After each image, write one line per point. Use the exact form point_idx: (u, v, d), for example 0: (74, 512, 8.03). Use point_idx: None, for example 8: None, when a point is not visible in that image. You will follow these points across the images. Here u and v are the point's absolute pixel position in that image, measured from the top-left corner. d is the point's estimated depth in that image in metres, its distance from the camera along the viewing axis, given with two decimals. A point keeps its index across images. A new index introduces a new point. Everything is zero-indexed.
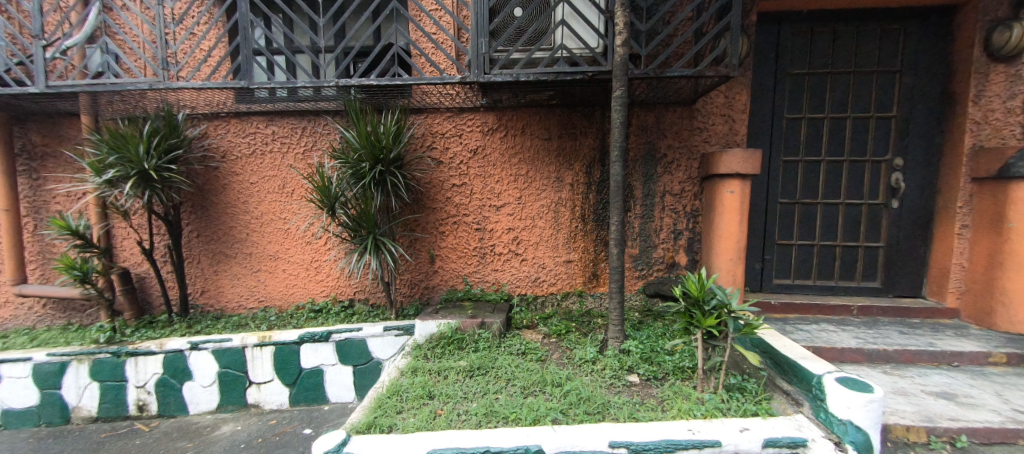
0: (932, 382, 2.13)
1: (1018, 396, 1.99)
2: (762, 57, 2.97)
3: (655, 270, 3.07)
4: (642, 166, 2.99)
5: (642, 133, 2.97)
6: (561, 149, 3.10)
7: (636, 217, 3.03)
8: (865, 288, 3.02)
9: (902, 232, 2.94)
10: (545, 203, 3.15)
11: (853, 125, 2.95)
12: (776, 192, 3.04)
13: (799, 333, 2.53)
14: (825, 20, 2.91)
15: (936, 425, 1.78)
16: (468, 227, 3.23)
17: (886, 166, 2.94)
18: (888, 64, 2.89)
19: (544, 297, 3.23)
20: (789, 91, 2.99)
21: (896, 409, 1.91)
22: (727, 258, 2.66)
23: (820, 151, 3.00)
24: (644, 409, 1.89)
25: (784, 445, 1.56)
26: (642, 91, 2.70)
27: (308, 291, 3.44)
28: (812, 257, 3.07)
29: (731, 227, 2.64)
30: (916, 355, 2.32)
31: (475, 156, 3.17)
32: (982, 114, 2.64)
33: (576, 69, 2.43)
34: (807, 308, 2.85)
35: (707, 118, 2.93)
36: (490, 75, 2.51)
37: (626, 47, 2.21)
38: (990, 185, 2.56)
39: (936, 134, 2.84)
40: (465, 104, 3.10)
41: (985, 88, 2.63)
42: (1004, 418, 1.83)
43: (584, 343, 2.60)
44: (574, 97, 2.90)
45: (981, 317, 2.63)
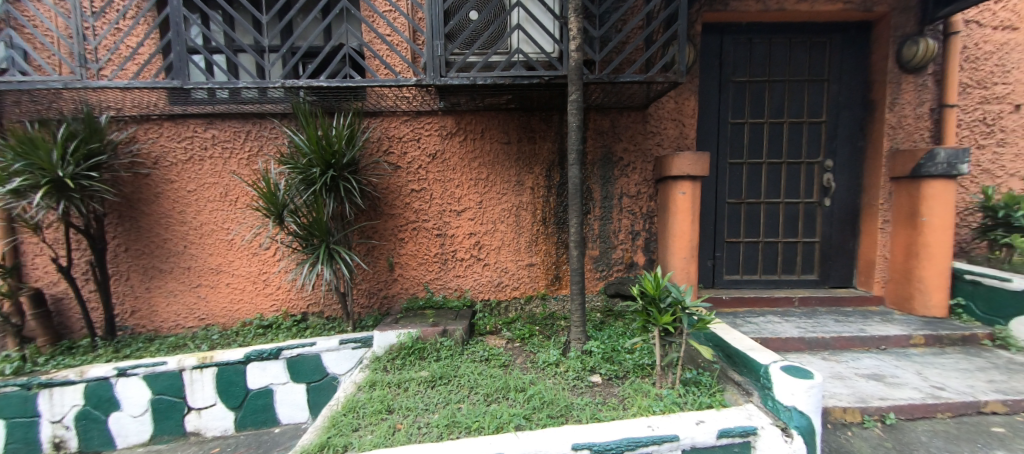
0: (863, 365, 2.31)
1: (935, 374, 2.21)
2: (707, 65, 3.13)
3: (615, 270, 3.13)
4: (599, 169, 3.05)
5: (598, 137, 3.04)
6: (520, 153, 3.11)
7: (595, 219, 3.09)
8: (804, 280, 3.24)
9: (834, 227, 3.19)
10: (505, 207, 3.14)
11: (789, 129, 3.17)
12: (724, 192, 3.20)
13: (747, 326, 2.67)
14: (762, 32, 3.13)
15: (869, 405, 1.94)
16: (428, 233, 3.16)
17: (819, 167, 3.18)
18: (817, 73, 3.14)
19: (507, 301, 3.21)
20: (732, 98, 3.17)
21: (834, 392, 2.05)
22: (681, 257, 2.76)
23: (761, 154, 3.20)
24: (606, 408, 1.91)
25: (737, 434, 1.62)
26: (598, 95, 2.76)
27: (255, 306, 3.22)
28: (758, 253, 3.25)
29: (684, 227, 2.75)
30: (850, 341, 2.50)
31: (435, 161, 3.11)
32: (896, 120, 2.94)
33: (533, 73, 2.44)
34: (754, 302, 3.02)
35: (659, 122, 3.05)
36: (446, 78, 2.46)
37: (580, 53, 2.25)
38: (905, 183, 2.84)
39: (860, 138, 3.12)
40: (422, 107, 3.03)
41: (899, 97, 2.93)
42: (924, 394, 2.01)
43: (547, 346, 2.60)
44: (532, 101, 2.91)
45: (902, 304, 2.89)
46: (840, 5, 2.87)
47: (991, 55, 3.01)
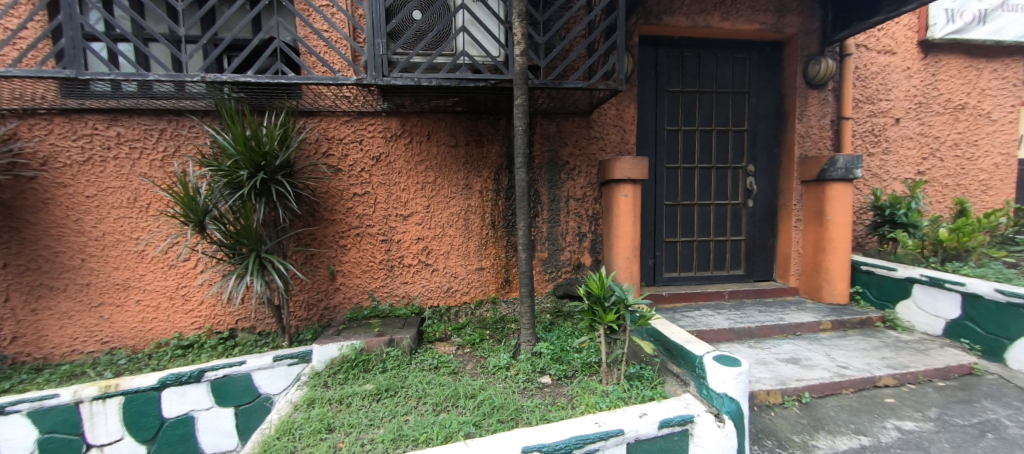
0: (783, 350, 2.56)
1: (839, 354, 2.49)
2: (645, 75, 3.31)
3: (563, 272, 3.20)
4: (546, 173, 3.11)
5: (545, 141, 3.09)
6: (468, 156, 3.08)
7: (543, 221, 3.13)
8: (733, 275, 3.52)
9: (756, 226, 3.51)
10: (454, 211, 3.09)
11: (717, 137, 3.44)
12: (662, 195, 3.40)
13: (685, 320, 2.85)
14: (692, 46, 3.37)
15: (788, 387, 2.14)
16: (373, 239, 3.02)
17: (743, 172, 3.48)
18: (739, 86, 3.44)
19: (457, 307, 3.15)
20: (668, 106, 3.38)
21: (759, 377, 2.24)
22: (625, 257, 2.88)
23: (694, 159, 3.44)
24: (555, 409, 1.93)
25: (676, 424, 1.70)
26: (543, 100, 2.81)
27: (173, 324, 2.88)
28: (693, 251, 3.48)
29: (626, 228, 2.87)
30: (771, 329, 2.76)
31: (379, 163, 2.99)
32: (805, 130, 3.31)
33: (478, 76, 2.42)
34: (691, 297, 3.23)
35: (602, 128, 3.17)
36: (388, 78, 2.37)
37: (525, 58, 2.28)
38: (813, 186, 3.19)
39: (776, 145, 3.46)
40: (364, 108, 2.90)
41: (806, 109, 3.29)
42: (832, 373, 2.26)
43: (498, 350, 2.59)
44: (479, 104, 2.90)
45: (814, 293, 3.24)
46: (756, 25, 3.17)
47: (876, 74, 3.48)
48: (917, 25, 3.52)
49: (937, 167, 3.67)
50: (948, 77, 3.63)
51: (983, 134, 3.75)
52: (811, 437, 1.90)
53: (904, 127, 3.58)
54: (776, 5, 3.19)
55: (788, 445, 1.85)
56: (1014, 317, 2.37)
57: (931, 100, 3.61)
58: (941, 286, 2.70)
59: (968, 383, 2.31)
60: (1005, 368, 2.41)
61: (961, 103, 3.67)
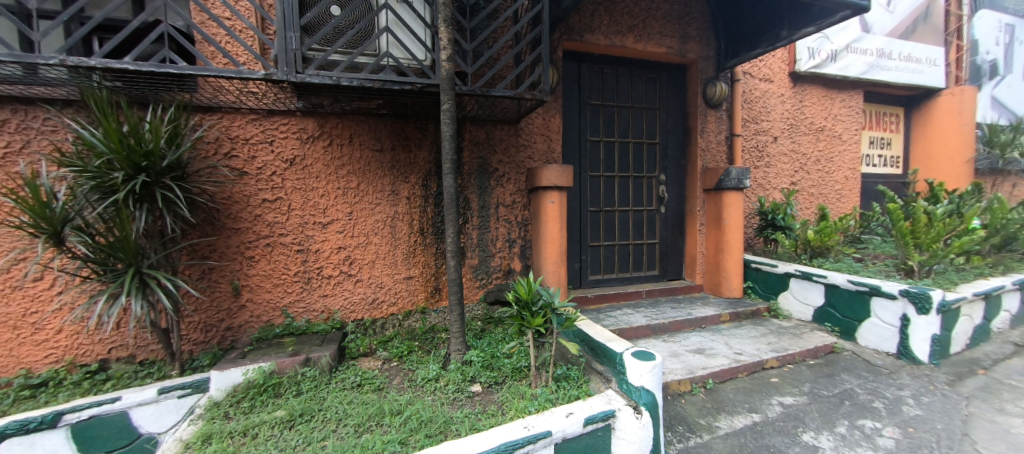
0: (691, 342, 2.82)
1: (736, 342, 2.82)
2: (568, 88, 3.48)
3: (494, 278, 3.21)
4: (476, 179, 3.10)
5: (474, 147, 3.09)
6: (394, 161, 2.96)
7: (473, 228, 3.12)
8: (649, 275, 3.82)
9: (668, 230, 3.85)
10: (379, 218, 2.94)
11: (634, 148, 3.73)
12: (587, 202, 3.58)
13: (608, 319, 3.02)
14: (610, 64, 3.63)
15: (695, 375, 2.37)
16: (286, 249, 2.75)
17: (656, 181, 3.81)
18: (652, 102, 3.77)
19: (383, 319, 2.99)
20: (590, 118, 3.59)
21: (671, 368, 2.45)
22: (552, 261, 2.98)
23: (614, 168, 3.68)
24: (485, 417, 1.91)
25: (599, 420, 1.77)
26: (472, 107, 2.81)
27: (18, 359, 2.34)
28: (614, 254, 3.71)
29: (553, 233, 2.97)
30: (682, 323, 3.03)
31: (293, 167, 2.75)
32: (705, 144, 3.74)
33: (404, 79, 2.34)
34: (613, 297, 3.43)
35: (530, 136, 3.26)
36: (303, 75, 2.19)
37: (452, 63, 2.26)
38: (713, 194, 3.59)
39: (683, 157, 3.85)
40: (275, 106, 2.65)
41: (706, 126, 3.73)
42: (731, 359, 2.55)
43: (426, 362, 2.50)
44: (405, 108, 2.80)
45: (716, 289, 3.64)
46: (663, 48, 3.52)
47: (759, 98, 4.06)
48: (787, 59, 4.18)
49: (805, 178, 4.36)
50: (811, 104, 4.35)
51: (837, 152, 4.54)
52: (714, 419, 2.14)
53: (781, 145, 4.20)
54: (679, 32, 3.58)
55: (695, 429, 2.06)
56: (861, 302, 2.92)
57: (800, 123, 4.29)
58: (810, 279, 3.21)
59: (831, 360, 2.76)
60: (856, 344, 2.94)
61: (821, 126, 4.42)
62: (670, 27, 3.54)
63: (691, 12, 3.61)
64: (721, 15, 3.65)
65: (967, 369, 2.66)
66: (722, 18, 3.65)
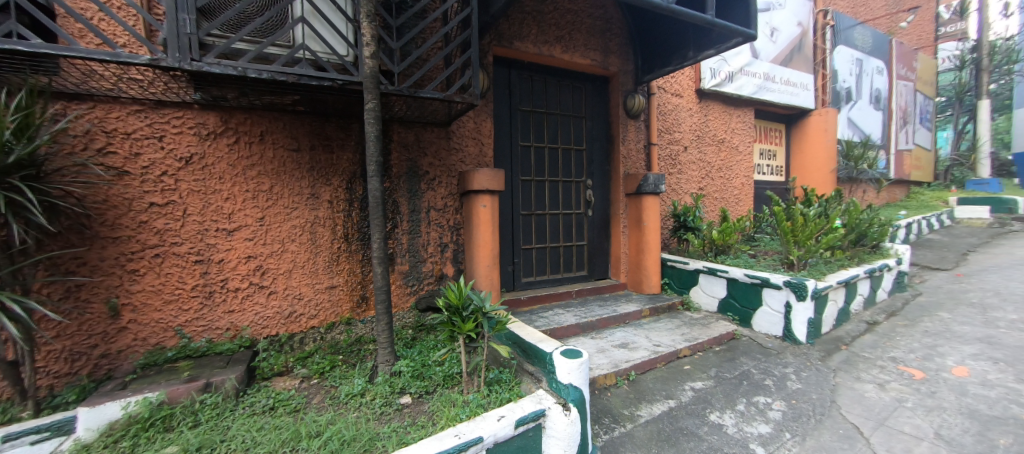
0: (616, 337, 3.00)
1: (655, 335, 3.06)
2: (499, 93, 3.52)
3: (425, 284, 3.12)
4: (405, 182, 3.00)
5: (403, 150, 2.98)
6: (314, 162, 2.75)
7: (403, 233, 3.00)
8: (578, 276, 3.99)
9: (595, 233, 4.06)
10: (296, 223, 2.71)
11: (563, 153, 3.88)
12: (518, 205, 3.64)
13: (540, 320, 3.09)
14: (539, 72, 3.74)
15: (619, 368, 2.52)
16: (181, 260, 2.41)
17: (583, 185, 4.00)
18: (579, 111, 3.96)
19: (303, 333, 2.75)
20: (521, 124, 3.67)
21: (598, 363, 2.57)
22: (485, 265, 2.99)
23: (545, 172, 3.79)
24: (414, 429, 1.83)
25: (530, 420, 1.78)
26: (400, 108, 2.71)
27: None
28: (546, 256, 3.82)
29: (485, 237, 2.99)
30: (608, 320, 3.21)
31: (190, 166, 2.42)
32: (627, 151, 4.02)
33: (322, 74, 2.18)
34: (545, 298, 3.51)
35: (461, 140, 3.24)
36: (200, 63, 1.93)
37: (375, 61, 2.16)
38: (634, 198, 3.87)
39: (607, 163, 4.09)
40: (165, 98, 2.31)
41: (627, 135, 4.01)
42: (650, 351, 2.75)
43: (350, 377, 2.34)
44: (325, 106, 2.62)
45: (637, 287, 3.91)
46: (588, 60, 3.72)
47: (672, 111, 4.46)
48: (694, 77, 4.65)
49: (710, 185, 4.89)
50: (714, 118, 4.89)
51: (735, 161, 5.16)
52: (636, 408, 2.29)
53: (690, 154, 4.67)
54: (602, 46, 3.81)
55: (619, 419, 2.19)
56: (754, 292, 3.34)
57: (705, 134, 4.81)
58: (715, 274, 3.59)
59: (733, 346, 3.11)
60: (752, 330, 3.35)
61: (722, 138, 4.99)
62: (593, 41, 3.75)
63: (612, 28, 3.87)
64: (637, 34, 3.97)
65: (834, 346, 3.16)
66: (639, 36, 3.97)
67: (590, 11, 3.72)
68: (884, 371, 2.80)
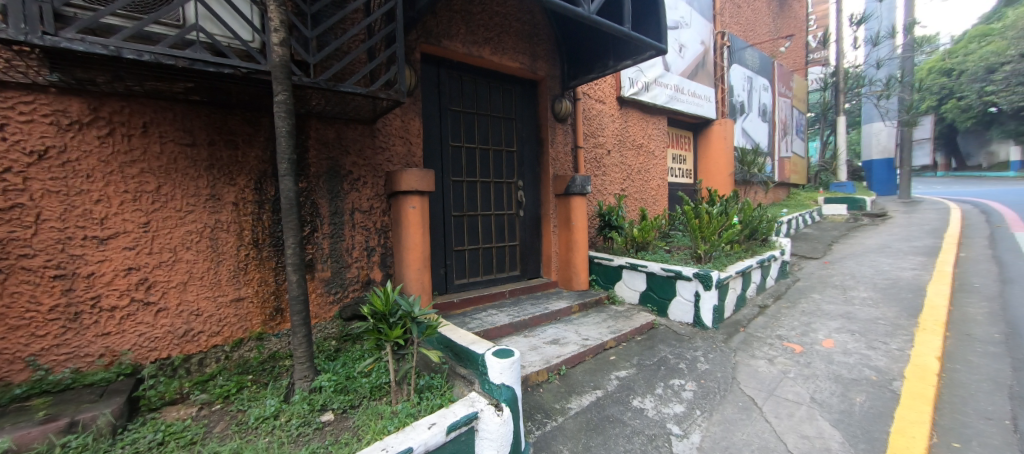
0: (547, 334, 3.08)
1: (584, 329, 3.20)
2: (428, 91, 3.44)
3: (350, 291, 2.93)
4: (325, 182, 2.79)
5: (322, 147, 2.77)
6: (214, 160, 2.44)
7: (324, 237, 2.78)
8: (512, 276, 4.04)
9: (527, 233, 4.14)
10: (193, 228, 2.38)
11: (495, 154, 3.90)
12: (450, 207, 3.58)
13: (473, 322, 3.06)
14: (469, 72, 3.72)
15: (550, 364, 2.60)
16: (33, 276, 1.95)
17: (515, 186, 4.05)
18: (509, 113, 4.02)
19: (202, 353, 2.42)
20: (451, 124, 3.62)
21: (531, 361, 2.62)
22: (415, 268, 2.91)
23: (477, 173, 3.78)
24: (336, 447, 1.69)
25: (462, 425, 1.71)
26: (318, 103, 2.51)
27: None
28: (479, 257, 3.80)
29: (415, 239, 2.91)
30: (540, 318, 3.29)
31: (45, 161, 1.98)
32: (555, 154, 4.17)
33: (221, 60, 1.93)
34: (478, 300, 3.49)
35: (387, 138, 3.10)
36: (56, 37, 1.59)
37: (286, 49, 1.93)
38: (563, 199, 4.03)
39: (538, 165, 4.20)
40: (8, 78, 1.87)
41: (555, 138, 4.17)
42: (579, 345, 2.88)
43: (261, 398, 2.11)
44: (227, 96, 2.34)
45: (567, 284, 4.09)
46: (517, 63, 3.79)
47: (596, 116, 4.72)
48: (615, 85, 4.97)
49: (631, 186, 5.26)
50: (633, 124, 5.27)
51: (652, 165, 5.61)
52: (567, 401, 2.37)
53: (613, 157, 4.98)
54: (530, 51, 3.91)
55: (551, 414, 2.25)
56: (670, 284, 3.66)
57: (626, 139, 5.17)
58: (636, 269, 3.87)
59: (652, 334, 3.37)
60: (668, 319, 3.67)
61: (640, 143, 5.40)
62: (521, 45, 3.83)
63: (539, 33, 3.98)
64: (563, 41, 4.14)
65: (734, 328, 3.57)
66: (564, 43, 4.14)
67: (518, 16, 3.80)
68: (772, 347, 3.23)
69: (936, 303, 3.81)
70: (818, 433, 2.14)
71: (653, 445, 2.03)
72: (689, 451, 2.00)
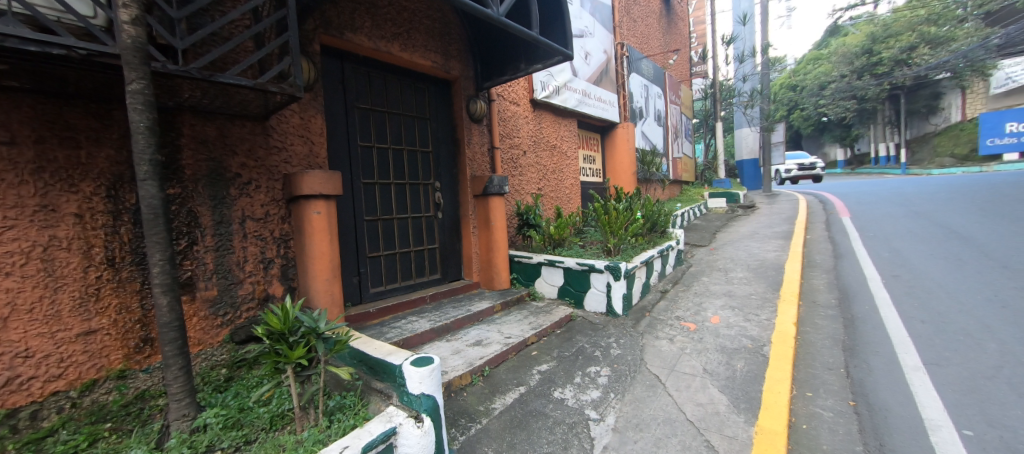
0: (470, 336, 3.06)
1: (507, 328, 3.23)
2: (330, 87, 3.18)
3: (243, 310, 2.58)
4: (206, 187, 2.41)
5: (201, 147, 2.39)
6: (45, 161, 1.95)
7: (207, 250, 2.41)
8: (432, 280, 3.92)
9: (447, 235, 4.07)
10: (16, 248, 1.85)
11: (409, 155, 3.75)
12: (361, 210, 3.35)
13: (391, 331, 2.91)
14: (377, 68, 3.52)
15: (473, 366, 2.58)
16: None
17: (432, 188, 3.94)
18: (423, 112, 3.90)
19: (37, 405, 1.89)
20: (358, 122, 3.39)
21: (453, 365, 2.57)
22: (323, 279, 2.67)
23: (390, 174, 3.60)
24: None
25: (379, 443, 1.58)
26: (192, 94, 2.15)
27: None
28: (396, 263, 3.62)
29: (322, 247, 2.67)
30: (462, 320, 3.25)
31: None
32: (472, 154, 4.17)
33: (48, 38, 1.54)
34: (397, 308, 3.33)
35: (283, 137, 2.79)
36: None
37: (142, 29, 1.52)
38: (482, 199, 4.05)
39: (455, 165, 4.15)
40: None
41: (471, 138, 4.17)
42: (502, 345, 2.90)
43: (123, 449, 1.72)
44: (63, 83, 1.90)
45: (488, 284, 4.13)
46: (429, 62, 3.69)
47: (511, 118, 4.82)
48: (528, 88, 5.13)
49: (547, 186, 5.48)
50: (547, 126, 5.50)
51: (565, 165, 5.91)
52: (490, 402, 2.37)
53: (529, 157, 5.14)
54: (442, 49, 3.84)
55: (475, 416, 2.23)
56: (585, 277, 3.89)
57: (540, 141, 5.37)
58: (554, 265, 4.03)
59: (570, 327, 3.54)
60: (584, 310, 3.89)
61: (554, 144, 5.65)
62: (432, 43, 3.75)
63: (450, 32, 3.93)
64: (474, 41, 4.15)
65: (641, 313, 3.93)
66: (476, 44, 4.16)
67: (427, 13, 3.70)
68: (672, 328, 3.61)
69: (791, 278, 4.61)
70: (709, 399, 2.44)
71: (573, 432, 2.12)
72: (605, 433, 2.12)
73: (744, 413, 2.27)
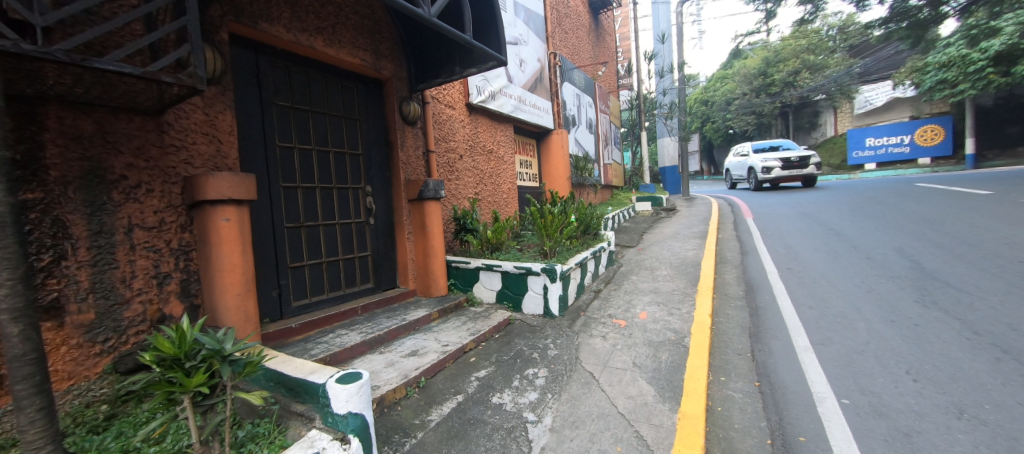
0: (405, 347, 2.93)
1: (445, 337, 3.15)
2: (243, 81, 2.88)
3: (130, 334, 2.21)
4: (80, 192, 2.04)
5: (72, 143, 2.01)
6: None
7: (82, 266, 2.03)
8: (364, 289, 3.70)
9: (380, 242, 3.88)
10: None
11: (337, 157, 3.52)
12: (280, 217, 3.06)
13: (316, 347, 2.68)
14: (298, 63, 3.27)
15: (409, 378, 2.47)
16: None
17: (362, 192, 3.74)
18: (352, 113, 3.69)
19: None
20: (277, 121, 3.11)
21: (386, 378, 2.44)
22: (235, 294, 2.39)
23: (315, 178, 3.35)
24: None
25: None
26: (60, 81, 1.81)
27: None
28: (323, 273, 3.37)
29: (233, 259, 2.40)
30: (397, 331, 3.11)
31: None
32: (406, 157, 4.04)
33: None
34: (324, 321, 3.09)
35: (183, 135, 2.47)
36: None
37: None
38: (418, 204, 3.96)
39: (388, 168, 3.99)
40: None
41: (405, 141, 4.04)
42: (439, 354, 2.82)
43: None
44: None
45: (425, 290, 4.02)
46: (358, 60, 3.52)
47: (446, 121, 4.76)
48: (463, 92, 5.11)
49: (484, 190, 5.48)
50: (483, 130, 5.51)
51: (502, 169, 5.96)
52: (427, 413, 2.29)
53: (466, 162, 5.10)
54: (372, 48, 3.68)
55: (410, 430, 2.13)
56: (522, 280, 3.94)
57: (477, 146, 5.36)
58: (492, 269, 4.04)
59: (508, 330, 3.55)
60: (522, 313, 3.94)
61: (490, 149, 5.67)
62: (361, 40, 3.58)
63: (380, 30, 3.78)
64: (406, 42, 4.03)
65: (577, 313, 4.07)
66: (409, 45, 4.05)
67: (355, 8, 3.53)
68: (605, 325, 3.79)
69: (706, 273, 5.09)
70: (639, 391, 2.59)
71: (511, 436, 2.12)
72: (543, 434, 2.15)
73: (669, 402, 2.43)
